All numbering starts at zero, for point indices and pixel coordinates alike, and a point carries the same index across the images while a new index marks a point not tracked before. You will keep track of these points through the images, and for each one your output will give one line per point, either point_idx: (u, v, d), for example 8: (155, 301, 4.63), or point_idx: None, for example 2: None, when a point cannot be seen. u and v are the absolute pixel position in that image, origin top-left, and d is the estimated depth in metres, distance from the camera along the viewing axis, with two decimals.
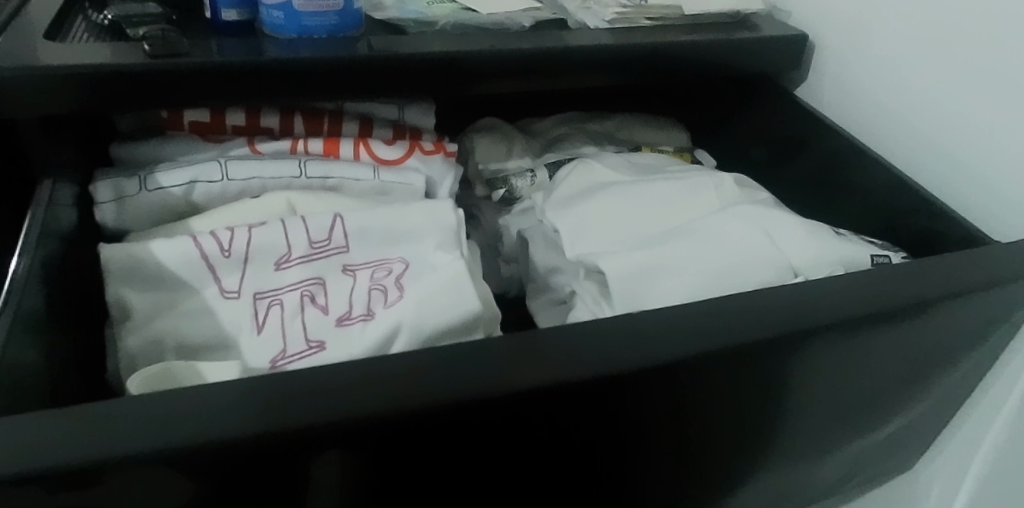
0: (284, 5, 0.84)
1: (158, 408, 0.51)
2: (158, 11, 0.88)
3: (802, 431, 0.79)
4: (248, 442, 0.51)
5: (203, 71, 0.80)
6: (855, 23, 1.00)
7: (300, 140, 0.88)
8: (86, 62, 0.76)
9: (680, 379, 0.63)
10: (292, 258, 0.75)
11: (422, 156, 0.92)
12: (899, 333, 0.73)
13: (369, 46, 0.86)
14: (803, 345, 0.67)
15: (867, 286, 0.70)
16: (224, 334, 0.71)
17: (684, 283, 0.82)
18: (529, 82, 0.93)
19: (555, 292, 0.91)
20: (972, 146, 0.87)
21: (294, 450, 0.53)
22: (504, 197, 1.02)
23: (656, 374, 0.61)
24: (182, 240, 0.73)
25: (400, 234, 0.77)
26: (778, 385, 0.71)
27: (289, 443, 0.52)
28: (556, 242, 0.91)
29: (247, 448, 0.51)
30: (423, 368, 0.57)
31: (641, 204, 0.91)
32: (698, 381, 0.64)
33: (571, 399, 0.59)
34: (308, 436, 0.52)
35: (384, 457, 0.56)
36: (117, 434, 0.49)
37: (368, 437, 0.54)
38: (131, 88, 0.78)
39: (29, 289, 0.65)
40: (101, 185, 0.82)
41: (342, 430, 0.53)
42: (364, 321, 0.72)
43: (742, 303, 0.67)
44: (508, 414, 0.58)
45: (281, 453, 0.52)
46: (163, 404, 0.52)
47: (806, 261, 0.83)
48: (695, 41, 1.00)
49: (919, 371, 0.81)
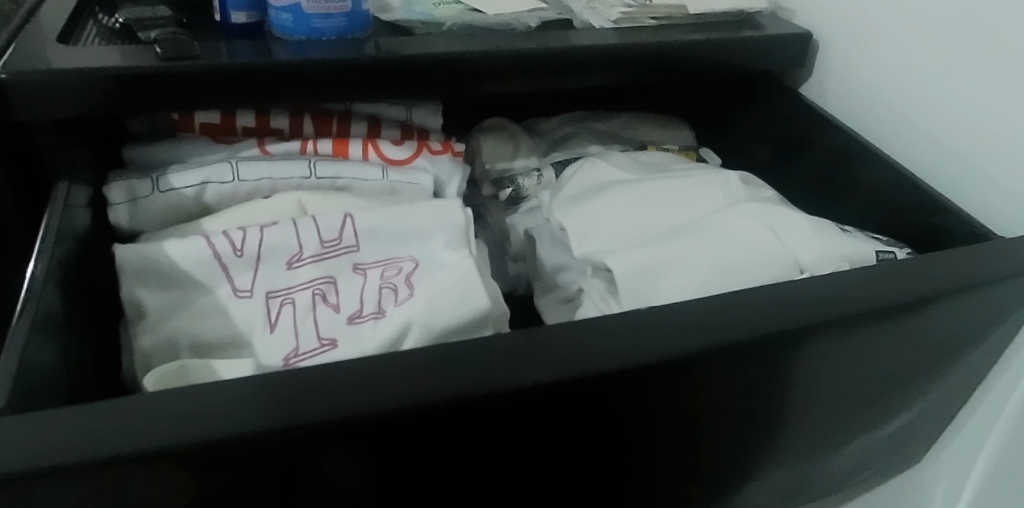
0: (292, 8, 0.86)
1: (176, 404, 0.52)
2: (169, 15, 0.89)
3: (809, 426, 0.80)
4: (266, 436, 0.52)
5: (213, 73, 0.81)
6: (859, 20, 1.01)
7: (310, 141, 0.90)
8: (99, 66, 0.77)
9: (688, 374, 0.64)
10: (304, 257, 0.76)
11: (430, 156, 0.93)
12: (904, 328, 0.74)
13: (377, 47, 0.87)
14: (810, 340, 0.68)
15: (873, 283, 0.71)
16: (237, 332, 0.72)
17: (691, 279, 0.82)
18: (536, 82, 0.94)
19: (563, 289, 0.91)
20: (977, 143, 0.88)
21: (310, 444, 0.54)
22: (511, 196, 1.04)
23: (665, 368, 0.62)
24: (195, 240, 0.74)
25: (409, 232, 0.78)
26: (784, 381, 0.71)
27: (306, 437, 0.53)
28: (564, 240, 0.92)
29: (263, 443, 0.52)
30: (435, 364, 0.58)
31: (646, 202, 0.92)
32: (705, 376, 0.65)
33: (580, 393, 0.60)
34: (323, 431, 0.53)
35: (398, 449, 0.58)
36: (136, 429, 0.51)
37: (382, 431, 0.55)
38: (143, 91, 0.79)
39: (46, 290, 0.66)
40: (114, 186, 0.83)
41: (358, 423, 0.54)
42: (375, 319, 0.72)
43: (749, 299, 0.68)
44: (518, 409, 0.59)
45: (296, 448, 0.53)
46: (181, 400, 0.53)
47: (811, 258, 0.83)
48: (700, 41, 1.00)
49: (924, 365, 0.81)
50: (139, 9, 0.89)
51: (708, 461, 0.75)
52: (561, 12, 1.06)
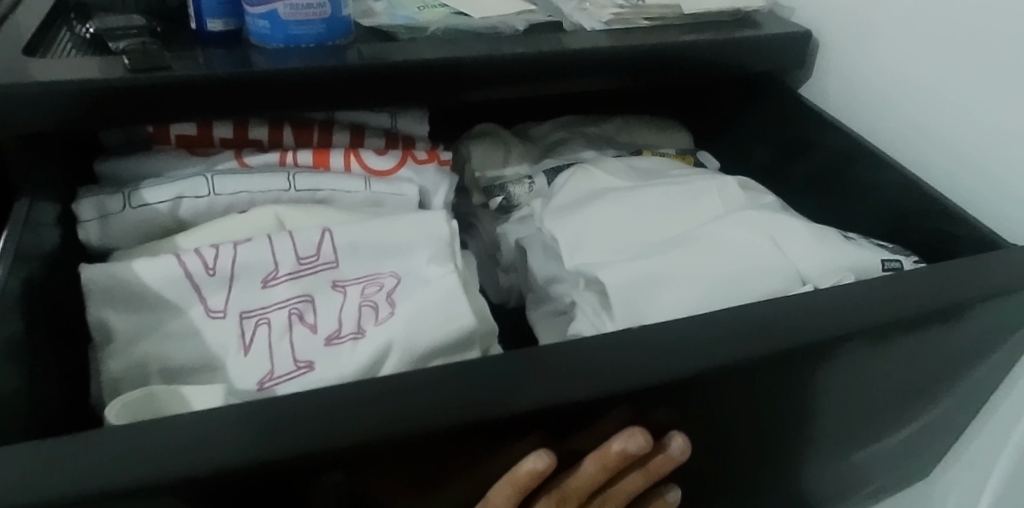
0: (269, 14, 0.81)
1: (131, 441, 0.49)
2: (142, 23, 0.85)
3: (809, 448, 0.76)
4: (228, 473, 0.48)
5: (186, 85, 0.77)
6: (861, 20, 0.97)
7: (289, 152, 0.86)
8: (64, 78, 0.74)
9: (684, 397, 0.60)
10: (280, 274, 0.72)
11: (415, 166, 0.89)
12: (908, 343, 0.70)
13: (358, 54, 0.84)
14: (814, 356, 0.64)
15: (882, 298, 0.67)
16: (210, 355, 0.69)
17: (689, 293, 0.79)
18: (524, 87, 0.91)
19: (556, 301, 0.88)
20: (986, 146, 0.84)
21: (280, 478, 0.50)
22: (501, 205, 0.99)
23: (663, 390, 0.58)
24: (166, 258, 0.70)
25: (390, 248, 0.75)
26: (784, 403, 0.68)
27: (274, 472, 0.50)
28: (556, 252, 0.89)
29: (225, 482, 0.49)
30: (412, 390, 0.54)
31: (641, 211, 0.88)
32: (703, 399, 0.61)
33: (567, 418, 0.56)
34: (291, 466, 0.50)
35: (372, 480, 0.54)
36: (88, 467, 0.47)
37: (355, 462, 0.52)
38: (113, 104, 0.76)
39: (5, 315, 0.63)
40: (85, 203, 0.79)
41: (328, 457, 0.50)
42: (354, 339, 0.69)
43: (747, 313, 0.64)
44: (502, 435, 0.55)
45: (263, 483, 0.50)
46: (138, 435, 0.49)
47: (815, 269, 0.80)
48: (696, 43, 0.97)
49: (929, 382, 0.78)
50: (111, 17, 0.86)
51: (703, 487, 0.72)
52: (551, 13, 1.03)
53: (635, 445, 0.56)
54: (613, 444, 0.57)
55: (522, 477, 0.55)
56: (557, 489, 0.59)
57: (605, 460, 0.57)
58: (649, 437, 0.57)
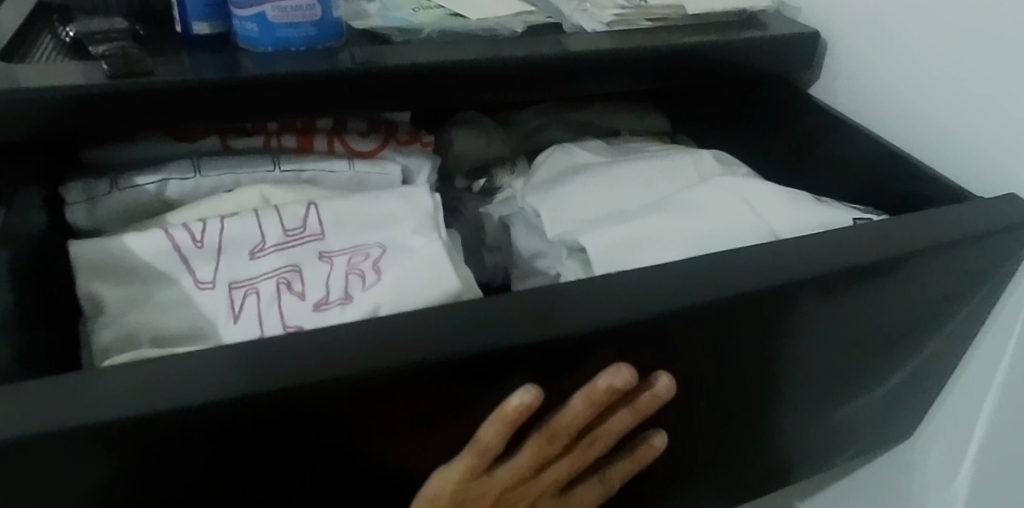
0: (257, 16, 0.77)
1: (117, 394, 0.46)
2: (124, 27, 0.80)
3: (796, 418, 0.74)
4: (211, 420, 0.46)
5: (171, 89, 0.71)
6: (870, 16, 0.93)
7: (273, 134, 0.82)
8: (41, 84, 0.68)
9: (663, 336, 0.57)
10: (266, 246, 0.69)
11: (397, 146, 0.87)
12: (895, 293, 0.68)
13: (350, 58, 0.79)
14: (799, 304, 0.62)
15: (871, 247, 0.64)
16: (201, 321, 0.66)
17: (661, 255, 0.74)
18: (526, 92, 0.87)
19: (541, 275, 0.83)
20: (1002, 145, 0.80)
21: (260, 423, 0.48)
22: (484, 187, 0.95)
23: (639, 327, 0.56)
24: (153, 231, 0.68)
25: (375, 219, 0.72)
26: (774, 366, 0.65)
27: (255, 414, 0.47)
28: (536, 225, 0.85)
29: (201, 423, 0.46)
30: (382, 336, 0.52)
31: (615, 183, 0.84)
32: (684, 342, 0.58)
33: (544, 359, 0.53)
34: (262, 405, 0.47)
35: (350, 430, 0.51)
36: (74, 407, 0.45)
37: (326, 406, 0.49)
38: (90, 113, 0.69)
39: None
40: (72, 186, 0.77)
41: (313, 397, 0.48)
42: (343, 305, 0.66)
43: (728, 262, 0.61)
44: (484, 386, 0.53)
45: (243, 430, 0.48)
46: (111, 395, 0.46)
47: (786, 225, 0.76)
48: (706, 45, 0.92)
49: (916, 338, 0.75)
50: (92, 21, 0.80)
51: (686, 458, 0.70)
52: (550, 14, 0.99)
53: (622, 380, 0.52)
54: (599, 381, 0.52)
55: (514, 417, 0.51)
56: (545, 427, 0.55)
57: (594, 396, 0.53)
58: (637, 373, 0.53)
